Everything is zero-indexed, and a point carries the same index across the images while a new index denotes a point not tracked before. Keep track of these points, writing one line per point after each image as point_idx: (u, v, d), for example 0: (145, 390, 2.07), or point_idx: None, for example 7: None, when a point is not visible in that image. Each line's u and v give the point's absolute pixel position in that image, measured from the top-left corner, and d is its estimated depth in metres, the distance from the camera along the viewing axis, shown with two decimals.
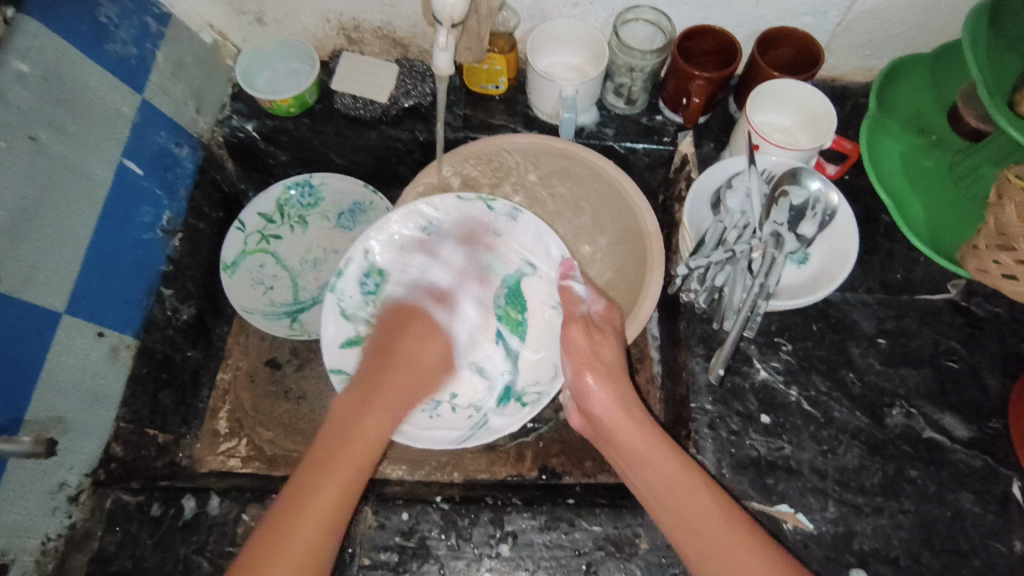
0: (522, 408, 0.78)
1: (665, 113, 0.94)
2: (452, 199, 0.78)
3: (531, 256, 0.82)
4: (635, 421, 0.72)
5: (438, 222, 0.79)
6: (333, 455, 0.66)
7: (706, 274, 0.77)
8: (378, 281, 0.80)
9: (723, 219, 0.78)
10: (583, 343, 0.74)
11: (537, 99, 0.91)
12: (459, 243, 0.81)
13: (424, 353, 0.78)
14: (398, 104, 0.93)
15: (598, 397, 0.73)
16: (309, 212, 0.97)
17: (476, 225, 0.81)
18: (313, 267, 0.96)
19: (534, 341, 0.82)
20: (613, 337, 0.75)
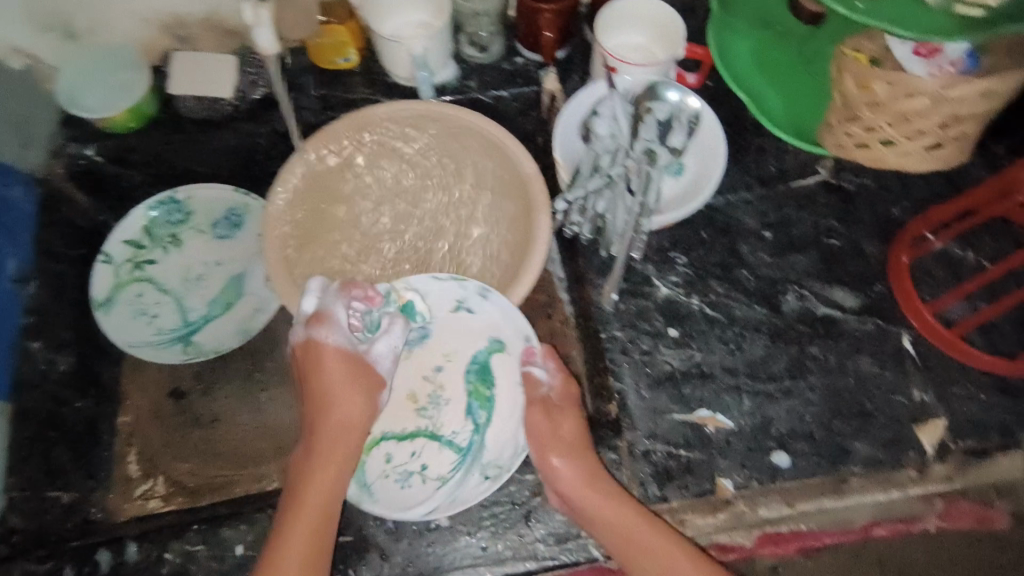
0: (484, 481, 0.68)
1: (525, 54, 0.92)
2: (428, 278, 0.71)
3: (498, 331, 0.71)
4: (604, 492, 0.66)
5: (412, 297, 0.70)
6: (301, 504, 0.63)
7: (586, 204, 0.77)
8: None
9: (595, 145, 0.76)
10: (545, 426, 0.67)
11: (391, 65, 0.88)
12: (437, 320, 0.72)
13: (349, 416, 0.66)
14: (247, 97, 0.90)
15: (565, 475, 0.66)
16: (182, 228, 0.89)
17: (449, 304, 0.71)
18: (197, 284, 0.88)
19: (502, 402, 0.71)
20: (569, 412, 0.69)
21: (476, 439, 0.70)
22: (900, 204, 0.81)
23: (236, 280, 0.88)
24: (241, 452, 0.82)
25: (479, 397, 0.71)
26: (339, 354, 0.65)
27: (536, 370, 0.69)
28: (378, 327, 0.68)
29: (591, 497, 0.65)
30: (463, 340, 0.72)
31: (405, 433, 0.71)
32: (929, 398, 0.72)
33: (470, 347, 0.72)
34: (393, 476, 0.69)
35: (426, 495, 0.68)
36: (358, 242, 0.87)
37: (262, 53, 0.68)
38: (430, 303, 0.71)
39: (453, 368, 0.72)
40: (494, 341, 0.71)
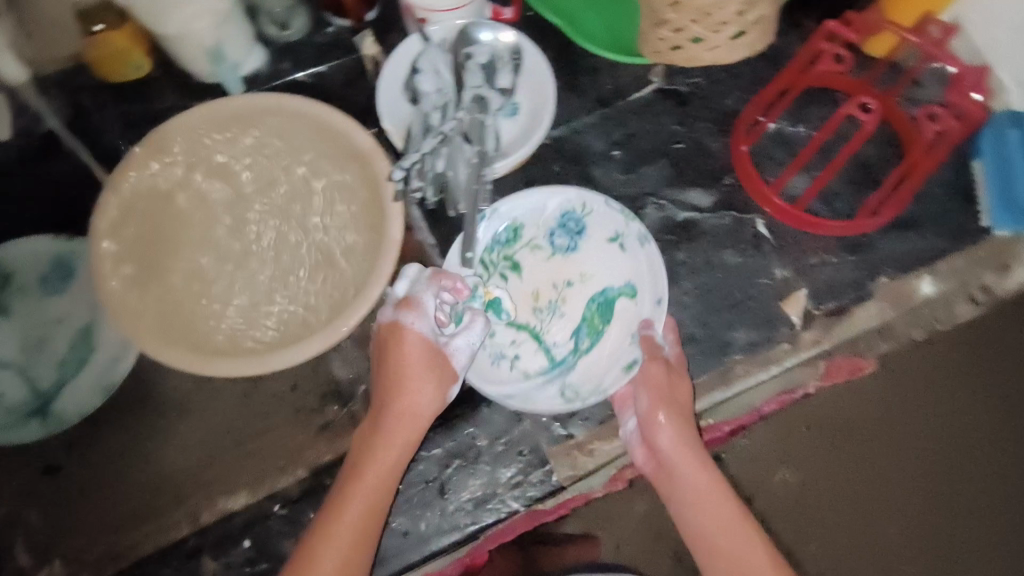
0: (559, 400, 0.70)
1: (334, 22, 0.86)
2: (602, 204, 0.74)
3: (634, 278, 0.73)
4: (697, 453, 0.66)
5: (581, 210, 0.74)
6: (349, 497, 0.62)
7: (425, 167, 0.72)
8: (510, 237, 0.74)
9: (422, 104, 0.75)
10: (657, 384, 0.68)
11: (188, 65, 0.80)
12: (591, 235, 0.75)
13: (417, 410, 0.65)
14: (32, 133, 0.81)
15: (663, 437, 0.66)
16: (7, 293, 0.80)
17: (603, 236, 0.74)
18: (39, 349, 0.79)
19: (613, 333, 0.72)
20: (671, 382, 0.68)
21: (571, 358, 0.72)
22: (731, 94, 0.82)
23: (82, 333, 0.79)
24: (138, 509, 0.77)
25: (590, 325, 0.73)
26: (421, 345, 0.64)
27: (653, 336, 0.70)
28: (522, 230, 0.74)
29: (665, 438, 0.66)
30: (605, 267, 0.74)
31: (517, 323, 0.73)
32: (789, 273, 0.76)
33: (606, 274, 0.74)
34: (487, 353, 0.72)
35: (506, 381, 0.71)
36: (208, 260, 0.81)
37: None
38: (595, 209, 0.74)
39: (583, 288, 0.74)
40: (624, 286, 0.73)
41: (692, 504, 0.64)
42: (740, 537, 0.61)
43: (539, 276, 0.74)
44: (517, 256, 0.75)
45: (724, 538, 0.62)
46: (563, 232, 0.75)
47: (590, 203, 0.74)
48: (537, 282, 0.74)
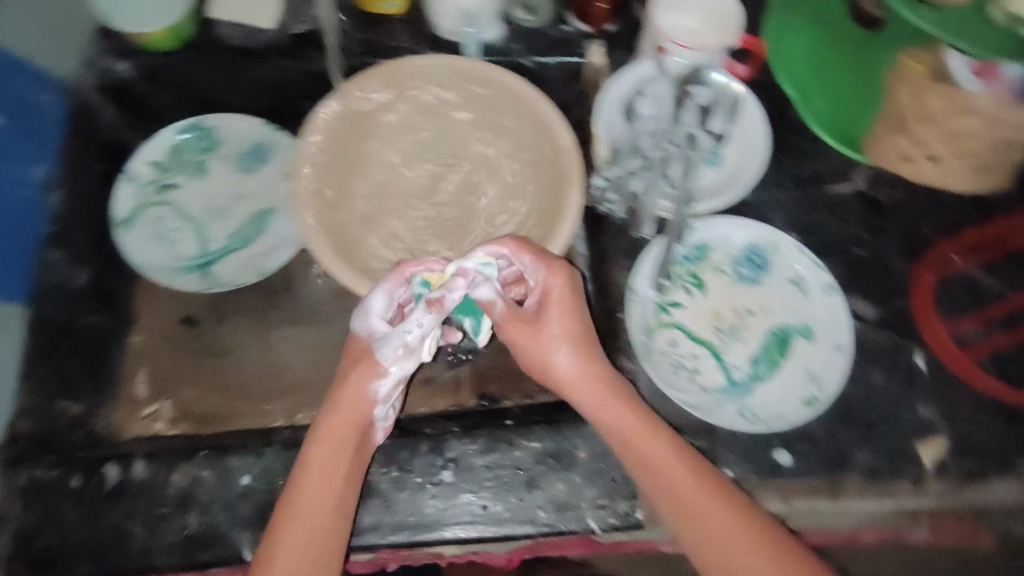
0: (737, 420, 0.71)
1: (573, 23, 0.90)
2: (793, 246, 0.78)
3: (814, 321, 0.75)
4: (611, 393, 0.65)
5: (767, 247, 0.78)
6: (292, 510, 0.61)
7: (622, 183, 0.77)
8: (698, 256, 0.79)
9: (636, 126, 0.78)
10: (529, 333, 0.66)
11: (434, 16, 0.85)
12: (774, 272, 0.78)
13: (349, 412, 0.64)
14: (290, 31, 0.90)
15: (573, 374, 0.66)
16: (208, 156, 0.88)
17: (787, 275, 0.78)
18: (219, 216, 0.87)
19: (786, 376, 0.73)
20: (560, 306, 0.66)
21: (748, 384, 0.74)
22: (931, 221, 0.80)
23: (259, 216, 0.87)
24: (247, 387, 0.81)
25: (769, 356, 0.74)
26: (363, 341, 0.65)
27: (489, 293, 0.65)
28: (711, 251, 0.79)
29: (564, 361, 0.66)
30: (784, 306, 0.77)
31: (697, 336, 0.76)
32: (933, 415, 0.74)
33: (786, 312, 0.76)
34: (668, 360, 0.74)
35: (684, 390, 0.73)
36: (386, 194, 0.86)
37: None
38: (783, 252, 0.78)
39: (763, 320, 0.76)
40: (802, 326, 0.75)
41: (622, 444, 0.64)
42: (686, 487, 0.61)
43: (718, 300, 0.78)
44: (704, 275, 0.78)
45: (672, 489, 0.61)
46: (748, 264, 0.78)
47: (782, 242, 0.78)
48: (723, 306, 0.77)
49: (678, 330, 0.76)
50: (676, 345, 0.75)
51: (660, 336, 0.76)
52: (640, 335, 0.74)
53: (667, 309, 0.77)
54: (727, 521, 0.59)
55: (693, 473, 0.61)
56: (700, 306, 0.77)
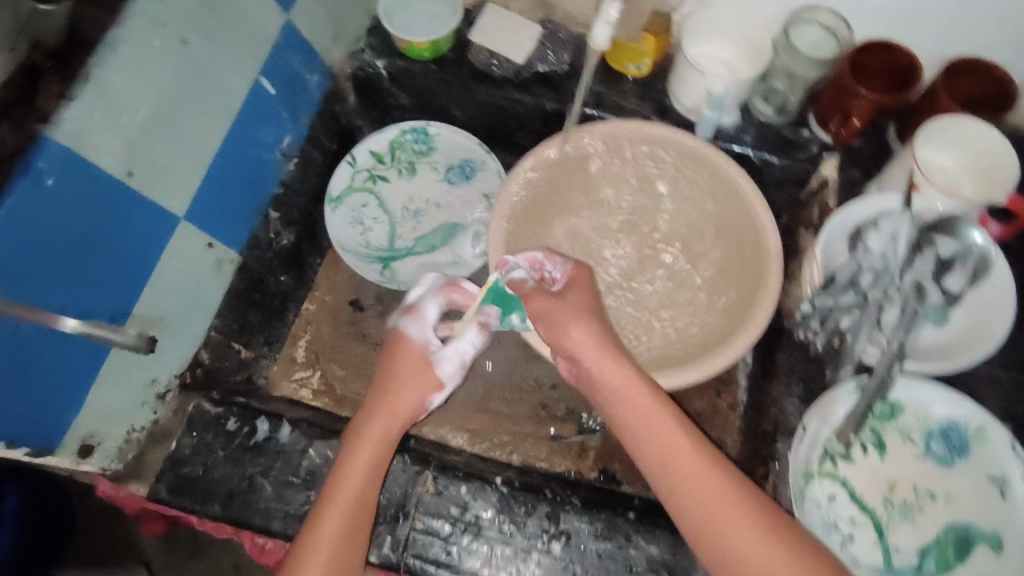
0: None
1: (814, 128, 0.85)
2: (1008, 440, 0.66)
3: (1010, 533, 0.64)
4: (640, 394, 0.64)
5: (972, 429, 0.68)
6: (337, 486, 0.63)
7: (829, 316, 0.73)
8: (884, 414, 0.71)
9: (859, 259, 0.72)
10: (550, 305, 0.66)
11: (679, 87, 0.84)
12: (972, 460, 0.68)
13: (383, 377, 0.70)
14: (532, 68, 0.89)
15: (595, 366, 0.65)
16: (420, 159, 0.95)
17: (988, 468, 0.67)
18: (413, 217, 0.94)
19: None
20: (571, 286, 0.68)
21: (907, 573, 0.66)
22: None
23: (448, 227, 0.94)
24: None
25: (940, 553, 0.66)
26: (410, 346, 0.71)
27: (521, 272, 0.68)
28: (901, 413, 0.70)
29: (577, 342, 0.65)
30: (975, 503, 0.66)
31: (861, 500, 0.69)
32: None
33: (975, 510, 0.66)
34: (822, 516, 0.67)
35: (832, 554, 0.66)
36: (570, 244, 0.86)
37: (591, 45, 0.65)
38: (991, 441, 0.67)
39: (942, 509, 0.67)
40: (993, 533, 0.65)
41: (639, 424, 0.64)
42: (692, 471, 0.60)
43: (894, 468, 0.70)
44: (886, 436, 0.70)
45: (681, 477, 0.60)
46: (941, 442, 0.69)
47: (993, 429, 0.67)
48: (899, 477, 0.69)
49: (842, 485, 0.69)
50: (835, 502, 0.68)
51: (819, 485, 0.68)
52: (799, 479, 0.68)
53: (834, 460, 0.69)
54: (730, 507, 0.58)
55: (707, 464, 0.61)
56: (872, 469, 0.70)
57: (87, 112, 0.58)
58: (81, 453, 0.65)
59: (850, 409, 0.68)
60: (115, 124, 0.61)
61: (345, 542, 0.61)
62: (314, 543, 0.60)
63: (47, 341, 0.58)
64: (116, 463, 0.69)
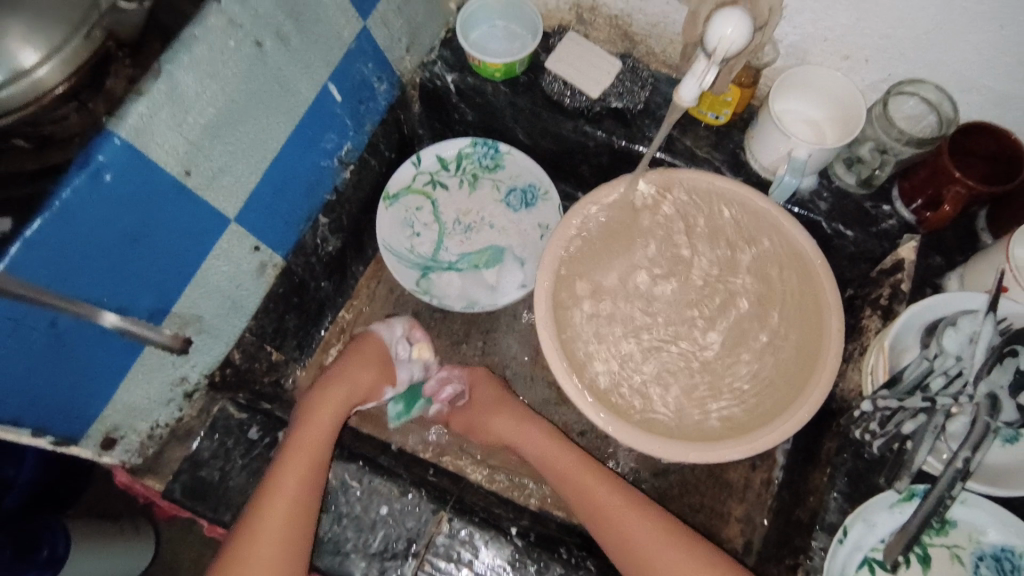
0: None
1: (896, 204, 0.80)
2: None
3: None
4: (530, 424, 0.78)
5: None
6: (275, 495, 0.65)
7: (889, 418, 0.66)
8: (937, 528, 0.66)
9: (930, 357, 0.65)
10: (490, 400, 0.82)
11: (758, 147, 0.80)
12: None
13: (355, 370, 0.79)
14: (606, 102, 0.85)
15: (485, 418, 0.81)
16: (485, 174, 0.95)
17: None
18: (462, 231, 0.94)
19: None
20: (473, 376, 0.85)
21: None
22: None
23: (493, 251, 0.93)
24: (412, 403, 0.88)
25: None
26: (376, 346, 0.82)
27: (434, 386, 0.85)
28: (957, 528, 0.65)
29: (499, 421, 0.79)
30: None
31: None
32: None
33: None
34: None
35: None
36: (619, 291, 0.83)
37: (677, 100, 0.61)
38: None
39: None
40: None
41: (571, 480, 0.73)
42: (627, 514, 0.68)
43: None
44: (932, 551, 0.65)
45: (591, 493, 0.72)
46: (992, 565, 0.64)
47: None
48: None
49: None
50: None
51: None
52: None
53: (874, 569, 0.65)
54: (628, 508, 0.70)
55: (631, 507, 0.69)
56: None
57: (155, 109, 0.57)
58: (103, 445, 0.66)
59: (902, 520, 0.64)
60: (180, 124, 0.60)
61: (297, 506, 0.65)
62: (271, 499, 0.65)
63: (85, 335, 0.58)
64: (137, 457, 0.70)
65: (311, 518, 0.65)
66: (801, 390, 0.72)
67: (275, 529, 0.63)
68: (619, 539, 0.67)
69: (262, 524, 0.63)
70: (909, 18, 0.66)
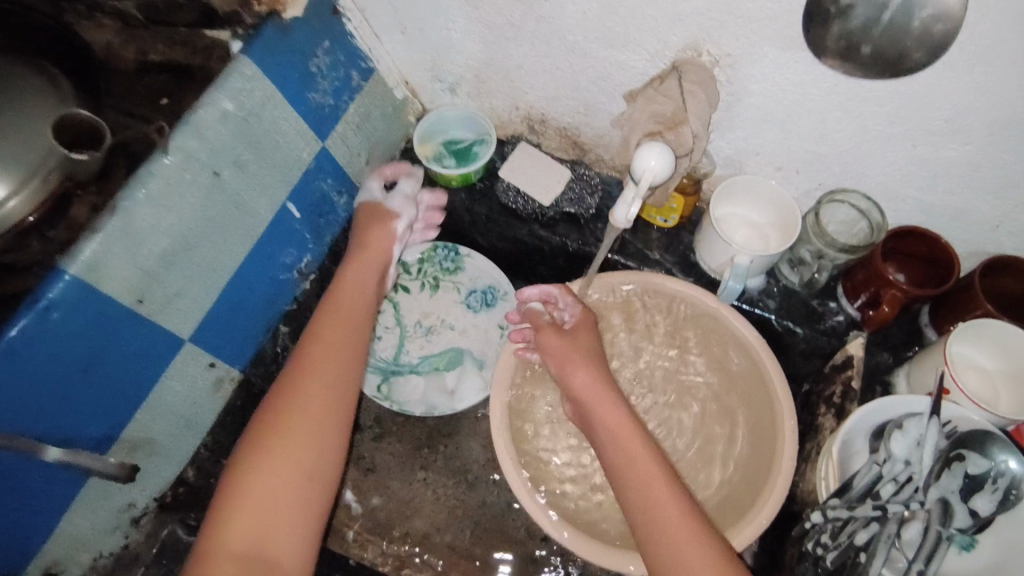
0: None
1: (841, 301, 0.83)
2: None
3: None
4: (603, 405, 0.69)
5: None
6: (278, 424, 0.61)
7: (843, 527, 0.66)
8: None
9: (880, 463, 0.65)
10: (558, 347, 0.74)
11: (705, 250, 0.83)
12: None
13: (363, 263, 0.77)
14: (559, 207, 0.89)
15: (583, 391, 0.71)
16: (446, 276, 0.97)
17: None
18: (424, 333, 0.95)
19: None
20: (580, 328, 0.76)
21: None
22: None
23: (454, 353, 0.94)
24: (373, 512, 0.86)
25: None
26: (372, 210, 0.82)
27: (538, 306, 0.78)
28: None
29: (578, 375, 0.72)
30: None
31: None
32: None
33: None
34: None
35: None
36: None
37: (612, 221, 0.64)
38: None
39: None
40: None
41: (617, 462, 0.65)
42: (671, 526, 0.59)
43: None
44: None
45: (626, 447, 0.65)
46: None
47: None
48: None
49: None
50: None
51: None
52: None
53: None
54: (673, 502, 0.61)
55: (689, 515, 0.60)
56: None
57: (109, 245, 0.59)
58: None
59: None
60: (135, 254, 0.62)
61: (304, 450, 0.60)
62: (275, 434, 0.60)
63: (29, 472, 0.58)
64: None
65: (313, 486, 0.60)
66: (754, 501, 0.71)
67: (278, 465, 0.59)
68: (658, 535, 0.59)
69: (262, 462, 0.59)
70: (829, 138, 0.70)
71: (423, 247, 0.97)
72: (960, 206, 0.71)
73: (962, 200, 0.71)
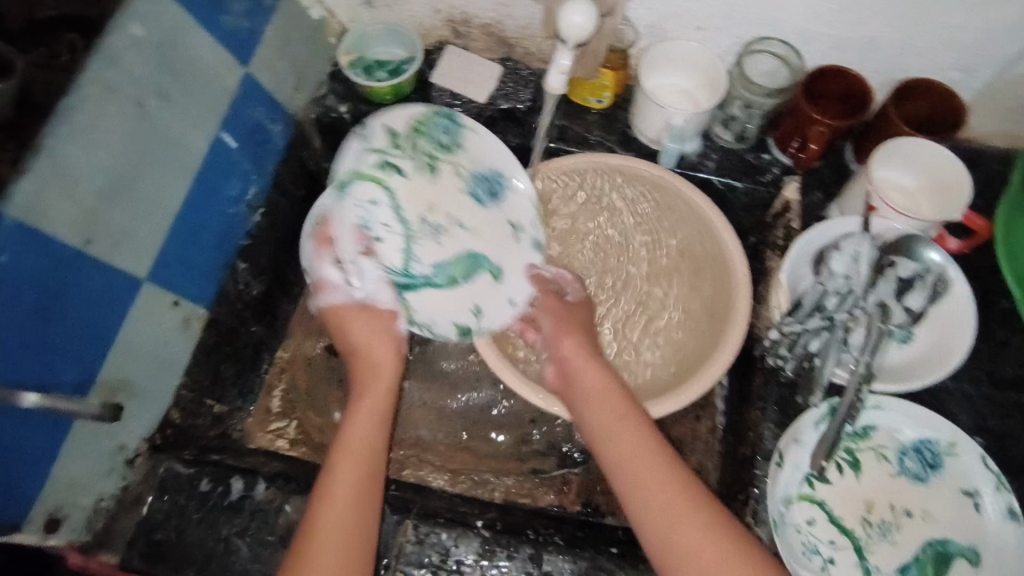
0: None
1: (773, 152, 0.87)
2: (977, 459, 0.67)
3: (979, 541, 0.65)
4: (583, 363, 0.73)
5: (944, 448, 0.68)
6: (330, 492, 0.62)
7: (797, 340, 0.73)
8: (860, 434, 0.70)
9: (823, 282, 0.72)
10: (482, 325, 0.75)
11: (641, 121, 0.85)
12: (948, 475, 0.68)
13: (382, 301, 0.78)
14: (495, 105, 0.90)
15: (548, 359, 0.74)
16: (441, 155, 0.81)
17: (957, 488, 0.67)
18: (431, 233, 0.81)
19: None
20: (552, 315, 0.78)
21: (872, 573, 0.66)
22: None
23: (467, 256, 0.81)
24: None
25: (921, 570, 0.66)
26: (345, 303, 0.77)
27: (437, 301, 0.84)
28: (875, 432, 0.70)
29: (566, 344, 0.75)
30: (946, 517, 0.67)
31: (842, 522, 0.68)
32: None
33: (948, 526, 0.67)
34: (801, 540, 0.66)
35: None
36: None
37: (549, 89, 0.66)
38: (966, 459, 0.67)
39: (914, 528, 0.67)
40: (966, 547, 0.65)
41: (595, 435, 0.69)
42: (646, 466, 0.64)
43: (875, 488, 0.69)
44: (861, 455, 0.70)
45: (608, 421, 0.68)
46: (915, 458, 0.69)
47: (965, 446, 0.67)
48: (877, 495, 0.69)
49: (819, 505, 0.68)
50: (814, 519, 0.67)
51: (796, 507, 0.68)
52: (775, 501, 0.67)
53: (812, 482, 0.69)
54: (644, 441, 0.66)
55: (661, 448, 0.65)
56: (849, 485, 0.69)
57: (41, 185, 0.57)
58: (47, 528, 0.65)
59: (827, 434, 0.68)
60: (72, 195, 0.60)
61: (356, 500, 0.62)
62: (321, 517, 0.61)
63: (9, 419, 0.58)
64: (86, 533, 0.69)
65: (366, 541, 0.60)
66: (720, 339, 0.76)
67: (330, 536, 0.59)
68: (642, 478, 0.63)
69: (322, 520, 0.60)
70: None
71: (418, 111, 0.80)
72: (869, 35, 0.76)
73: (869, 29, 0.75)
